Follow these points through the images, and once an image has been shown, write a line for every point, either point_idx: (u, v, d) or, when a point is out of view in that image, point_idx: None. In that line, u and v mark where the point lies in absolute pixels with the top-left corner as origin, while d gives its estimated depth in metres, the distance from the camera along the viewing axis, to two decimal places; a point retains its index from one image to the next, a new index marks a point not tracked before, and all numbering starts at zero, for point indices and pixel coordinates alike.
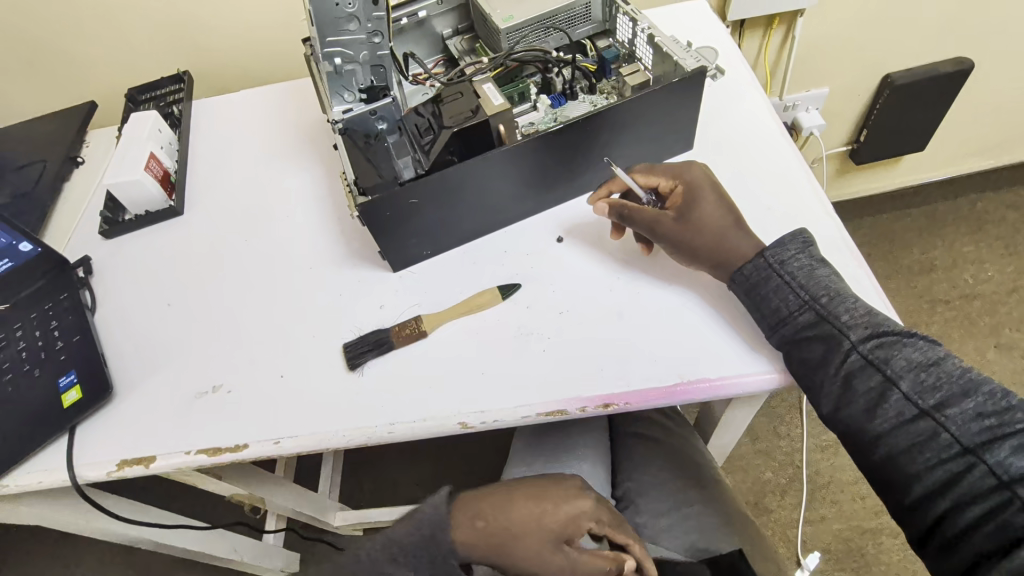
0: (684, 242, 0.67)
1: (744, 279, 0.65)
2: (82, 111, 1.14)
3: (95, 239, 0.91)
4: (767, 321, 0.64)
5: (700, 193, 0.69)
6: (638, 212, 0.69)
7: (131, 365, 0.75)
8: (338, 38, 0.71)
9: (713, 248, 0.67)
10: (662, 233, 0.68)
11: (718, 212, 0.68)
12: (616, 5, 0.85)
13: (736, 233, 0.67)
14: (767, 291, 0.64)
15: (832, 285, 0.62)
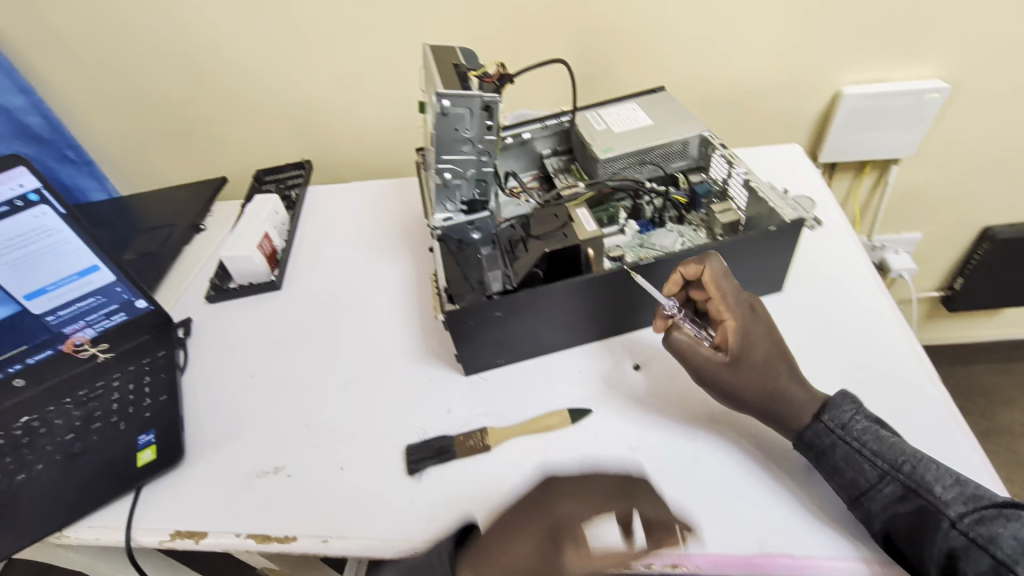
0: (735, 392, 0.65)
1: (806, 445, 0.62)
2: (213, 185, 1.28)
3: (198, 302, 0.98)
4: (845, 492, 0.59)
5: (753, 334, 0.67)
6: (688, 348, 0.68)
7: (205, 432, 0.77)
8: (451, 157, 0.78)
9: (764, 401, 0.64)
10: (710, 378, 0.67)
11: (771, 358, 0.66)
12: (712, 146, 0.88)
13: (790, 385, 0.65)
14: (839, 460, 0.60)
15: (910, 451, 0.58)
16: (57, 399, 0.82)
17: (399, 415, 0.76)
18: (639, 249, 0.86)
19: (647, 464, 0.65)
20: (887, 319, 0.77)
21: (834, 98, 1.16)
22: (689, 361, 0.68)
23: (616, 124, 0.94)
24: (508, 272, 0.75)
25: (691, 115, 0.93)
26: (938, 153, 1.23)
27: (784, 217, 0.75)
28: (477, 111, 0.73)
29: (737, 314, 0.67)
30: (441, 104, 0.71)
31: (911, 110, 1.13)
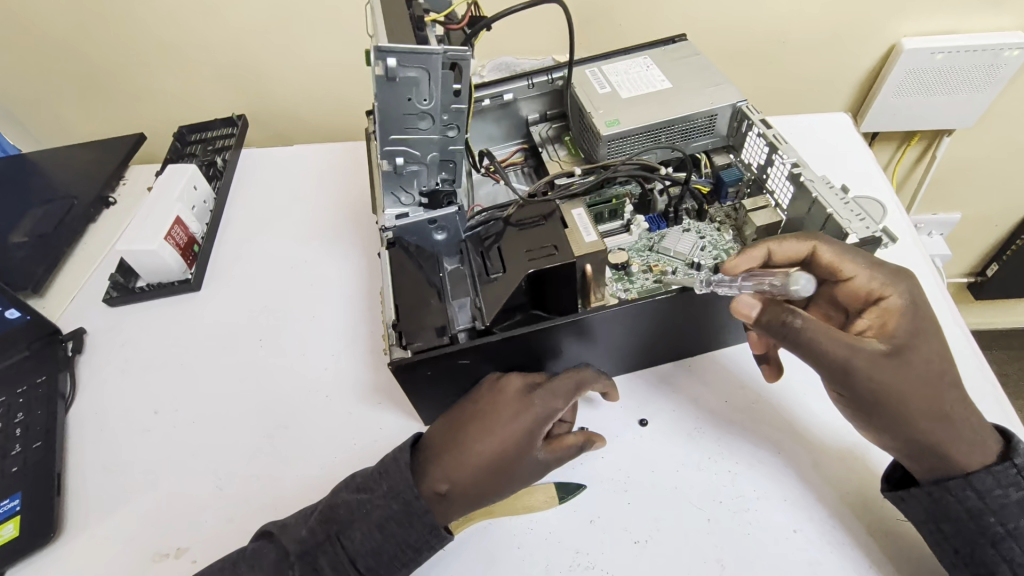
0: (892, 399, 0.47)
1: (978, 498, 0.46)
2: (128, 142, 1.02)
3: (98, 306, 0.79)
4: (958, 541, 0.46)
5: (924, 321, 0.50)
6: (822, 332, 0.46)
7: (90, 493, 0.61)
8: (403, 137, 0.57)
9: (934, 423, 0.46)
10: (859, 380, 0.47)
11: (941, 357, 0.49)
12: (748, 120, 0.68)
13: (961, 406, 0.48)
14: (1021, 525, 0.45)
15: (1022, 469, 0.46)
16: None
17: (339, 478, 0.59)
18: (647, 255, 0.67)
19: (665, 564, 0.50)
20: (965, 361, 0.60)
21: (888, 52, 0.95)
22: (825, 358, 0.46)
23: (624, 86, 0.73)
24: (478, 300, 0.58)
25: (722, 76, 0.72)
26: (1000, 122, 1.04)
27: (848, 230, 0.56)
28: (437, 73, 0.51)
29: (898, 287, 0.51)
30: (386, 64, 0.50)
31: (982, 71, 0.93)
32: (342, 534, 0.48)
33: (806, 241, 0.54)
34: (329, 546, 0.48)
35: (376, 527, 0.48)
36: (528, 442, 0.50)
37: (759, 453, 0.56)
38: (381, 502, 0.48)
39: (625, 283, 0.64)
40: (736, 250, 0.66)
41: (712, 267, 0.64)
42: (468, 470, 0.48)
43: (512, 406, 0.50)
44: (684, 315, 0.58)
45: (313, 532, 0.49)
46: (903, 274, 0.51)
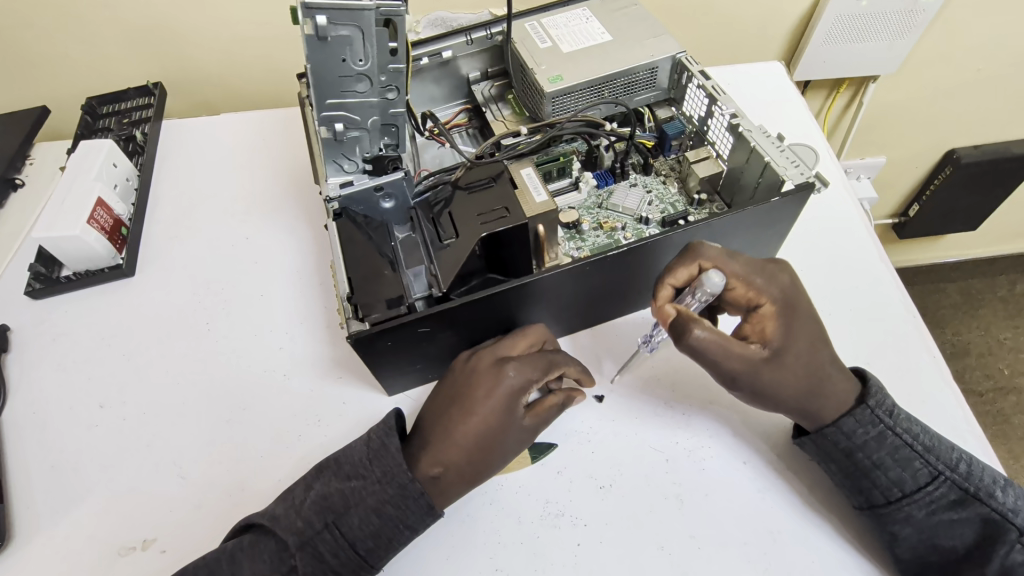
0: (770, 390, 0.52)
1: (846, 439, 0.50)
2: (30, 117, 0.93)
3: (21, 300, 0.73)
4: (845, 473, 0.51)
5: (798, 312, 0.54)
6: (719, 351, 0.50)
7: (39, 495, 0.58)
8: (341, 101, 0.54)
9: (805, 397, 0.51)
10: (744, 380, 0.52)
11: (816, 341, 0.53)
12: (688, 72, 0.68)
13: (832, 370, 0.52)
14: (885, 455, 0.49)
15: (887, 403, 0.51)
16: None
17: (306, 455, 0.59)
18: (596, 212, 0.68)
19: (615, 506, 0.53)
20: (893, 296, 0.65)
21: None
22: (716, 367, 0.51)
23: (564, 40, 0.71)
24: (434, 267, 0.57)
25: (662, 27, 0.72)
26: (920, 67, 1.09)
27: (786, 177, 0.58)
28: (371, 31, 0.49)
29: (772, 292, 0.54)
30: (316, 23, 0.47)
31: (903, 16, 0.97)
32: (341, 521, 0.48)
33: (694, 262, 0.54)
34: (328, 534, 0.48)
35: (376, 512, 0.48)
36: (511, 409, 0.52)
37: (711, 394, 0.60)
38: (376, 486, 0.49)
39: (577, 242, 0.66)
40: (681, 202, 0.69)
41: (659, 221, 0.67)
42: (458, 447, 0.50)
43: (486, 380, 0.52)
44: (635, 271, 0.60)
45: (310, 522, 0.48)
46: (778, 270, 0.55)
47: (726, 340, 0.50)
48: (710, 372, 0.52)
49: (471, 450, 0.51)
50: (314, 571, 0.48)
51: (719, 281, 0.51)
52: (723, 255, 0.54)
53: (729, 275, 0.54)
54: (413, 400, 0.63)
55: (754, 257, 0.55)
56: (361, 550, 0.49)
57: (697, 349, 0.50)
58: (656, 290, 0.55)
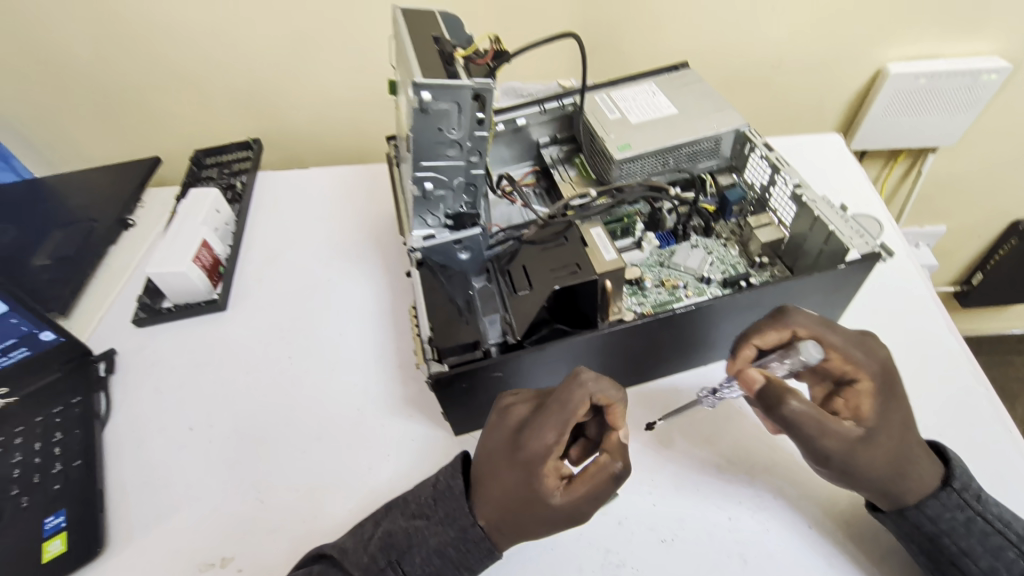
0: (862, 471, 0.50)
1: (931, 524, 0.50)
2: (145, 167, 1.05)
3: (127, 328, 0.81)
4: (931, 558, 0.50)
5: (893, 392, 0.53)
6: (813, 424, 0.50)
7: (130, 509, 0.63)
8: (433, 163, 0.60)
9: (898, 482, 0.50)
10: (835, 458, 0.51)
11: (907, 425, 0.52)
12: (751, 144, 0.72)
13: (924, 457, 0.51)
14: (975, 543, 0.48)
15: (975, 489, 0.51)
16: None
17: (373, 488, 0.62)
18: (658, 270, 0.72)
19: (674, 563, 0.53)
20: (964, 368, 0.64)
21: (875, 76, 1.04)
22: (808, 439, 0.50)
23: (632, 112, 0.77)
24: (508, 316, 0.61)
25: (724, 102, 0.76)
26: (981, 139, 1.10)
27: (851, 246, 0.60)
28: (466, 105, 0.55)
29: (870, 369, 0.53)
30: (420, 98, 0.53)
31: (964, 92, 1.01)
32: (403, 560, 0.50)
33: (787, 327, 0.55)
34: (390, 572, 0.50)
35: (438, 555, 0.50)
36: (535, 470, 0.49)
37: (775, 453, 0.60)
38: (439, 527, 0.51)
39: (639, 297, 0.69)
40: (742, 264, 0.71)
41: (720, 281, 0.69)
42: (494, 506, 0.50)
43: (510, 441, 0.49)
44: (698, 329, 0.62)
45: (375, 558, 0.51)
46: (875, 346, 0.55)
47: (823, 415, 0.50)
48: (799, 446, 0.52)
49: (501, 505, 0.50)
50: None
51: (816, 350, 0.53)
52: (819, 325, 0.55)
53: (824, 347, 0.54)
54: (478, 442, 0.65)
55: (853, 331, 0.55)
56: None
57: (788, 417, 0.50)
58: (741, 350, 0.57)
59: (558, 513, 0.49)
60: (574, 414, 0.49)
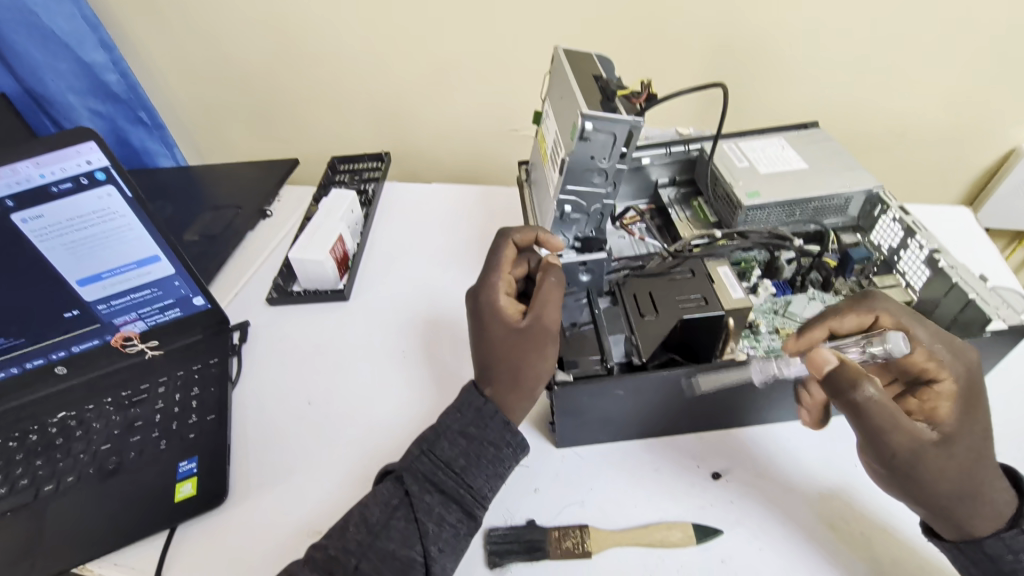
0: (929, 478, 0.50)
1: (988, 560, 0.50)
2: (286, 166, 1.17)
3: (261, 304, 0.90)
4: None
5: (978, 403, 0.54)
6: (891, 417, 0.50)
7: (250, 468, 0.68)
8: (577, 188, 0.65)
9: (961, 494, 0.50)
10: (902, 457, 0.51)
11: (979, 441, 0.52)
12: (884, 205, 0.73)
13: (992, 476, 0.52)
14: (1023, 566, 0.49)
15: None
16: (97, 395, 0.75)
17: None
18: (773, 317, 0.71)
19: None
20: None
21: (1006, 156, 1.05)
22: (883, 435, 0.50)
23: (760, 162, 0.79)
24: (632, 337, 0.63)
25: (855, 162, 0.78)
26: None
27: (993, 317, 0.58)
28: (621, 138, 0.59)
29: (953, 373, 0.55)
30: (583, 127, 0.58)
31: None
32: (467, 472, 0.56)
33: (869, 309, 0.58)
34: (456, 480, 0.56)
35: (501, 476, 0.57)
36: (522, 353, 0.58)
37: (889, 520, 0.59)
38: (490, 445, 0.57)
39: (752, 341, 0.68)
40: None
41: None
42: (515, 395, 0.59)
43: (521, 343, 0.58)
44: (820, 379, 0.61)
45: (440, 466, 0.56)
46: (961, 354, 0.55)
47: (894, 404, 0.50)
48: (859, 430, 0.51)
49: (521, 388, 0.58)
50: (445, 509, 0.55)
51: (903, 342, 0.54)
52: (908, 320, 0.57)
53: (915, 343, 0.56)
54: (578, 457, 0.65)
55: (946, 335, 0.56)
56: (481, 515, 0.55)
57: (863, 407, 0.50)
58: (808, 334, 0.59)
59: (510, 327, 0.59)
60: (503, 259, 0.65)
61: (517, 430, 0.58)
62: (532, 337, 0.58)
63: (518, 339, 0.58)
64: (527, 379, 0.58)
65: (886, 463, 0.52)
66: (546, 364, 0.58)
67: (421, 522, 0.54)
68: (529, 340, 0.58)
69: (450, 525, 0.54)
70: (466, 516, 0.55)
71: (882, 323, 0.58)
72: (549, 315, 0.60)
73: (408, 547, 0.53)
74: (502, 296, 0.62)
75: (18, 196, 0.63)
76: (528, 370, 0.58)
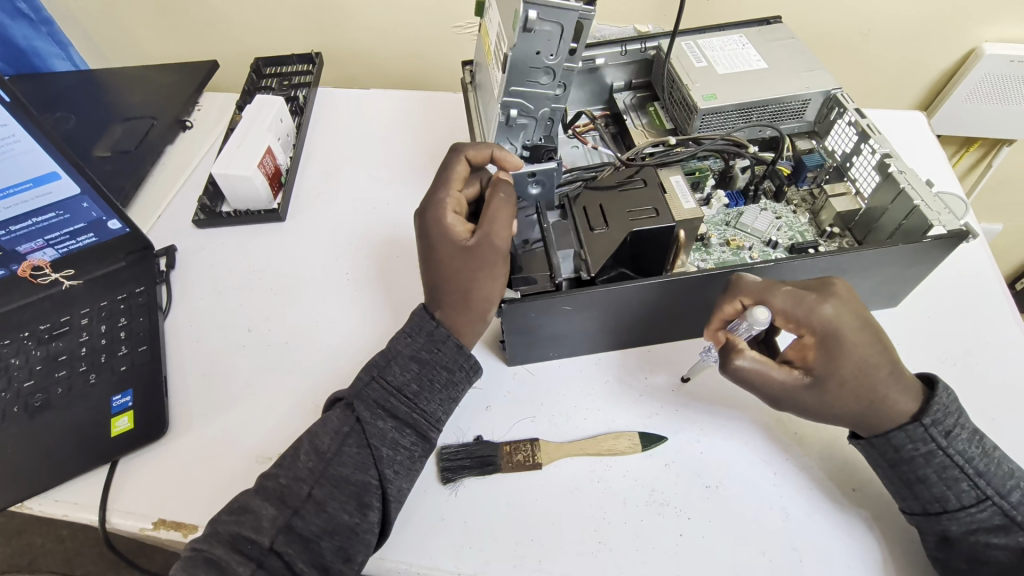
0: (814, 410, 0.53)
1: (894, 451, 0.52)
2: (203, 69, 1.03)
3: (188, 227, 0.83)
4: (898, 480, 0.52)
5: (843, 343, 0.51)
6: (762, 379, 0.52)
7: (192, 398, 0.66)
8: (524, 89, 0.59)
9: (857, 417, 0.52)
10: (784, 402, 0.53)
11: (866, 364, 0.51)
12: (840, 108, 0.70)
13: (890, 386, 0.51)
14: (930, 472, 0.50)
15: (948, 419, 0.51)
16: (11, 330, 0.69)
17: None
18: (724, 229, 0.71)
19: (720, 509, 0.55)
20: None
21: (967, 55, 1.02)
22: (760, 392, 0.53)
23: (720, 62, 0.74)
24: (582, 252, 0.61)
25: (816, 62, 0.74)
26: None
27: (936, 222, 0.58)
28: (569, 30, 0.53)
29: (811, 324, 0.52)
30: (527, 16, 0.52)
31: None
32: (420, 398, 0.55)
33: (733, 298, 0.54)
34: (408, 406, 0.54)
35: (454, 399, 0.56)
36: (470, 272, 0.56)
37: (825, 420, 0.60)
38: (442, 371, 0.56)
39: (703, 254, 0.68)
40: (810, 232, 0.70)
41: (787, 246, 0.68)
42: (465, 315, 0.57)
43: (469, 261, 0.56)
44: None
45: (392, 392, 0.55)
46: (820, 300, 0.52)
47: (767, 365, 0.52)
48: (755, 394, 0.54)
49: (470, 309, 0.56)
50: (399, 435, 0.54)
51: (762, 318, 0.51)
52: (764, 287, 0.53)
53: (773, 309, 0.53)
54: (530, 374, 0.65)
55: (793, 288, 0.53)
56: (434, 437, 0.55)
57: (738, 376, 0.52)
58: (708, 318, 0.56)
59: (458, 246, 0.56)
60: (454, 176, 0.60)
61: (470, 352, 0.57)
62: (482, 256, 0.56)
63: (468, 258, 0.56)
64: (477, 300, 0.56)
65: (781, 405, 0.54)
66: (496, 283, 0.56)
67: (374, 447, 0.53)
68: (480, 259, 0.56)
69: (404, 449, 0.54)
70: (419, 440, 0.54)
71: (746, 297, 0.54)
72: (498, 232, 0.56)
73: (363, 473, 0.52)
74: (450, 212, 0.58)
75: None
76: (477, 290, 0.56)
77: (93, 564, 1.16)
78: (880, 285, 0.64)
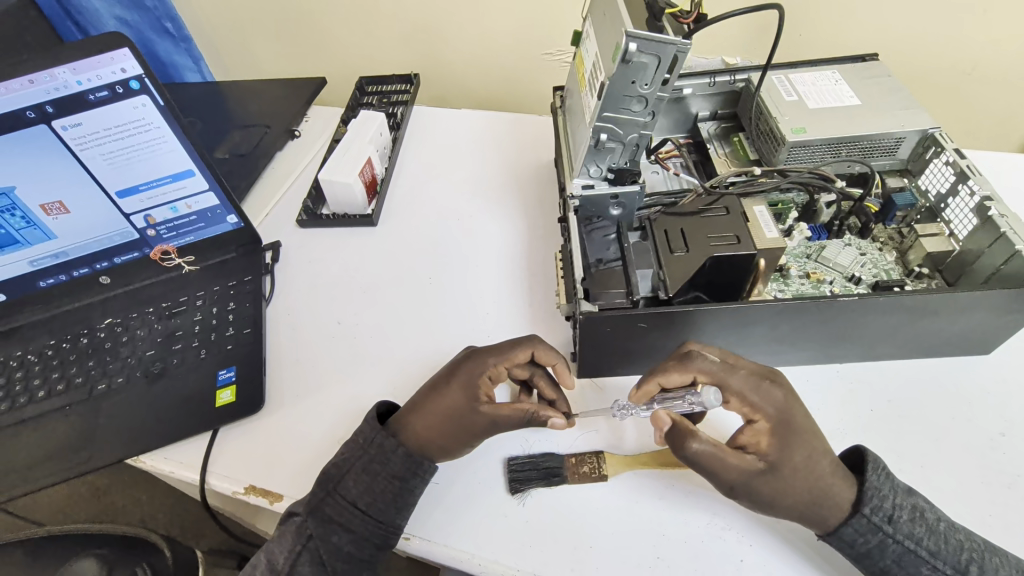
0: (768, 500, 0.51)
1: (850, 546, 0.50)
2: (313, 85, 1.14)
3: (292, 226, 0.91)
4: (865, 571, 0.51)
5: (795, 430, 0.53)
6: (716, 462, 0.50)
7: (285, 380, 0.72)
8: (615, 115, 0.63)
9: (809, 513, 0.50)
10: (737, 490, 0.51)
11: (814, 454, 0.51)
12: (938, 148, 0.69)
13: (831, 475, 0.51)
14: (889, 563, 0.49)
15: (880, 505, 0.50)
16: (139, 304, 0.78)
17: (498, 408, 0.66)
18: (804, 262, 0.70)
19: (784, 540, 0.55)
20: None
21: None
22: (716, 476, 0.51)
23: (812, 97, 0.75)
24: (660, 273, 0.63)
25: (915, 100, 0.73)
26: None
27: None
28: (665, 61, 0.56)
29: (765, 409, 0.53)
30: (626, 48, 0.55)
31: None
32: (370, 509, 0.57)
33: (688, 371, 0.55)
34: (363, 518, 0.57)
35: (409, 505, 0.57)
36: (462, 417, 0.58)
37: (900, 464, 0.58)
38: (391, 481, 0.57)
39: (781, 285, 0.68)
40: (896, 271, 0.69)
41: (870, 283, 0.67)
42: (428, 434, 0.58)
43: (470, 408, 0.58)
44: (849, 327, 0.60)
45: (342, 512, 0.57)
46: (773, 385, 0.54)
47: (722, 449, 0.50)
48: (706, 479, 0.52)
49: (435, 434, 0.58)
50: (356, 542, 0.57)
51: (714, 397, 0.54)
52: (721, 367, 0.55)
53: (727, 389, 0.54)
54: (599, 389, 0.67)
55: (751, 372, 0.55)
56: (392, 542, 0.57)
57: (693, 459, 0.50)
58: (644, 383, 0.57)
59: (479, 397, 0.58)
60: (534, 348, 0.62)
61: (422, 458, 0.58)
62: (473, 430, 0.57)
63: (472, 414, 0.57)
64: (442, 436, 0.58)
65: (734, 496, 0.52)
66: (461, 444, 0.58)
67: (329, 564, 0.57)
68: (476, 425, 0.57)
69: (363, 553, 0.57)
70: (376, 543, 0.57)
71: (702, 376, 0.55)
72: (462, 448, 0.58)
73: (362, 527, 0.57)
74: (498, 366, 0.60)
75: (56, 102, 0.63)
76: (447, 432, 0.58)
77: (165, 527, 1.27)
78: (971, 331, 0.61)
